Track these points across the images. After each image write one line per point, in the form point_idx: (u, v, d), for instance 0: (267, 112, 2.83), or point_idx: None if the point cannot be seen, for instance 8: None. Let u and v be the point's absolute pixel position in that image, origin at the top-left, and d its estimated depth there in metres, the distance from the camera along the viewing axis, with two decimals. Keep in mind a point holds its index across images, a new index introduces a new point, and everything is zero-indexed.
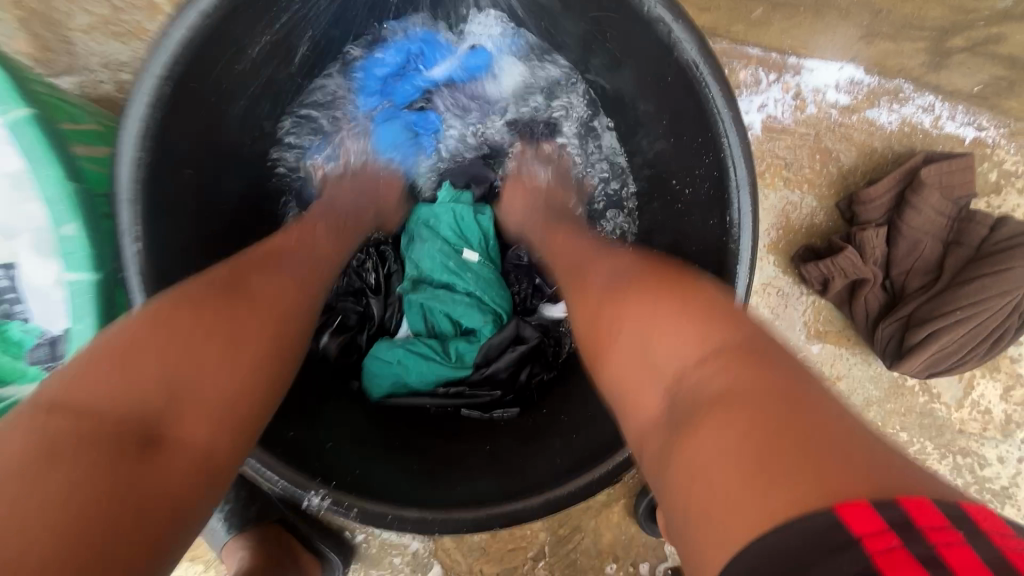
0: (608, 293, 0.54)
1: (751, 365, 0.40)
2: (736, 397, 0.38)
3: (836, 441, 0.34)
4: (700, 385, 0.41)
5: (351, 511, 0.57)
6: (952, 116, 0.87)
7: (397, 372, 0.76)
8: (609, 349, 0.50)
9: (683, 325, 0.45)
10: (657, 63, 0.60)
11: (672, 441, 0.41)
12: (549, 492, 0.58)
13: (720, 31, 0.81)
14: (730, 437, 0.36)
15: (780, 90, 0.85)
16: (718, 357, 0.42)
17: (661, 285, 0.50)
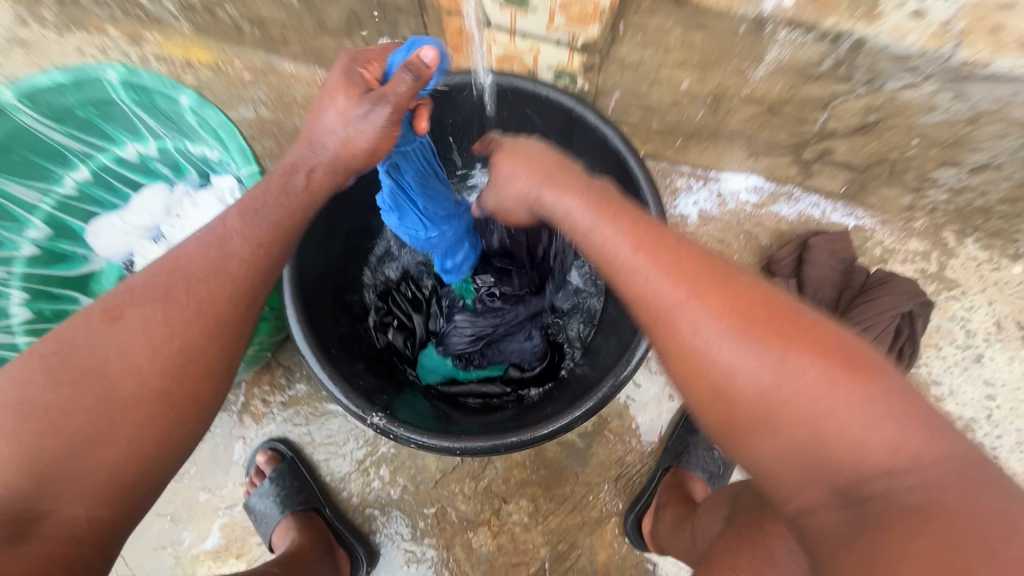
0: (736, 331, 0.55)
1: (958, 473, 0.47)
2: (937, 514, 0.46)
3: (1022, 542, 0.43)
4: (887, 491, 0.48)
5: (399, 431, 0.85)
6: (835, 210, 1.24)
7: (445, 372, 1.08)
8: (755, 430, 0.54)
9: (863, 424, 0.49)
10: (603, 152, 1.00)
11: (841, 555, 0.49)
12: (540, 426, 0.85)
13: (659, 154, 1.23)
14: (910, 559, 0.45)
15: (707, 192, 1.25)
16: (922, 465, 0.48)
17: (810, 351, 0.52)
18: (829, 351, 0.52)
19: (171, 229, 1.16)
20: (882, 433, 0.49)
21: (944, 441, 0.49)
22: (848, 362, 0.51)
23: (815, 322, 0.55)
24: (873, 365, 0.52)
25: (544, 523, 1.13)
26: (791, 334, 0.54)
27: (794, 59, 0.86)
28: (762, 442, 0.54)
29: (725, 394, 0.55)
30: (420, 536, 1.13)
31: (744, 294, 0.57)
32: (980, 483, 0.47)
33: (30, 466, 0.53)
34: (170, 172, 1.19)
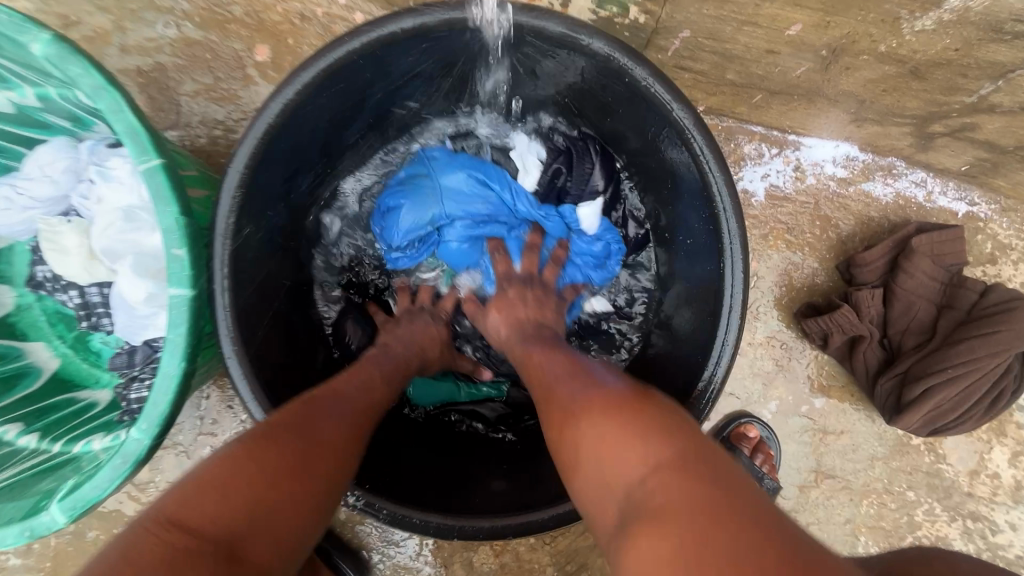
0: (575, 394, 0.60)
1: (683, 476, 0.46)
2: (666, 509, 0.44)
3: (751, 537, 0.40)
4: (650, 490, 0.46)
5: (386, 509, 0.67)
6: (944, 192, 0.95)
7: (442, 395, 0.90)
8: (586, 459, 0.54)
9: (623, 435, 0.52)
10: (664, 133, 0.69)
11: (620, 553, 0.45)
12: (558, 507, 0.68)
13: (726, 111, 0.92)
14: (661, 547, 0.41)
15: (781, 163, 0.96)
16: (660, 462, 0.48)
17: (615, 407, 0.55)
18: (626, 399, 0.56)
19: (82, 204, 0.89)
20: (637, 446, 0.50)
21: (705, 457, 0.48)
22: (635, 406, 0.55)
23: (631, 390, 0.58)
24: (684, 425, 0.53)
25: (553, 544, 1.03)
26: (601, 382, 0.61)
27: (991, 9, 0.56)
28: (579, 464, 0.55)
29: (569, 416, 0.58)
30: (417, 554, 1.03)
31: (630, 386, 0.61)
32: (709, 481, 0.45)
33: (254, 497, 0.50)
34: (68, 124, 0.89)
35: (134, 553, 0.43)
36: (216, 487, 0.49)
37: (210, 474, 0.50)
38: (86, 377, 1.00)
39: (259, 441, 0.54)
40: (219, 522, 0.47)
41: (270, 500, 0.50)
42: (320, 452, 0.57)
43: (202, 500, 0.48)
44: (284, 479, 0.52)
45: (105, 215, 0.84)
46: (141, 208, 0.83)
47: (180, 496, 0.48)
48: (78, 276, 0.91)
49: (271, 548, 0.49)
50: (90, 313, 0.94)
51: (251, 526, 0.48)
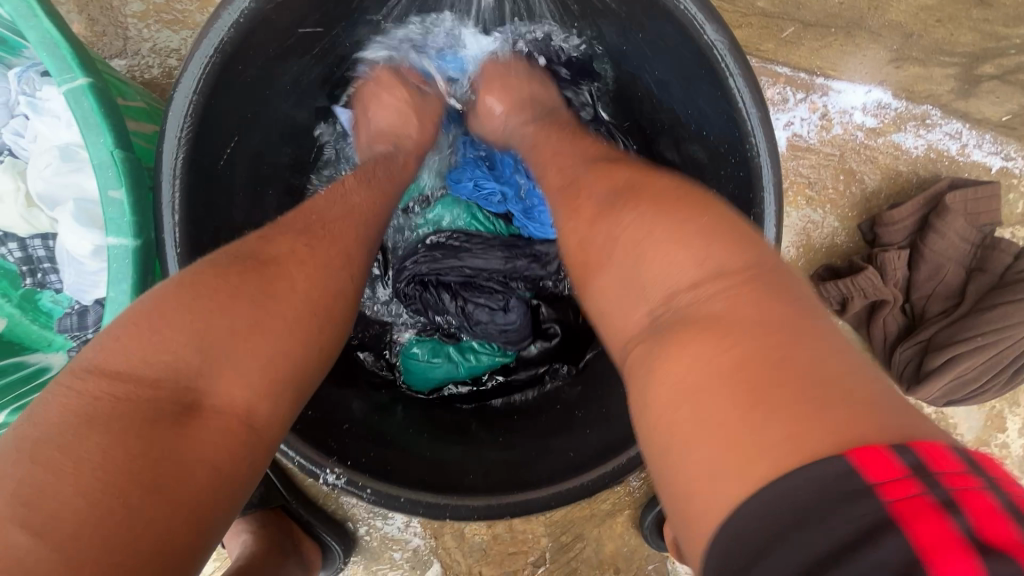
0: (603, 194, 0.52)
1: (759, 299, 0.39)
2: (724, 323, 0.39)
3: (829, 386, 0.34)
4: (705, 300, 0.41)
5: (367, 489, 0.60)
6: (979, 145, 0.87)
7: (441, 377, 0.83)
8: (617, 272, 0.47)
9: (676, 247, 0.44)
10: (687, 61, 0.59)
11: (653, 346, 0.42)
12: (560, 485, 0.62)
13: (751, 49, 0.81)
14: (723, 359, 0.37)
15: (807, 110, 0.85)
16: (726, 274, 0.42)
17: (686, 209, 0.46)
18: (677, 196, 0.47)
19: (16, 143, 0.78)
20: (685, 252, 0.43)
21: (768, 291, 0.40)
22: (688, 204, 0.46)
23: (685, 185, 0.49)
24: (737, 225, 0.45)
25: (548, 514, 0.99)
26: (674, 195, 0.48)
27: None
28: (603, 271, 0.48)
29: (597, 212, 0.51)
30: (405, 526, 0.99)
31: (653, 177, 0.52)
32: (785, 304, 0.39)
33: (198, 343, 0.43)
34: None
35: (58, 403, 0.39)
36: (165, 322, 0.43)
37: (154, 312, 0.44)
38: (36, 341, 0.90)
39: (212, 269, 0.47)
40: (169, 371, 0.42)
41: (237, 338, 0.44)
42: (288, 283, 0.48)
43: (138, 341, 0.42)
44: (227, 334, 0.44)
45: (39, 156, 0.73)
46: (81, 147, 0.72)
47: (120, 343, 0.42)
48: (17, 227, 0.80)
49: (234, 406, 0.43)
50: (34, 269, 0.84)
51: (205, 382, 0.42)
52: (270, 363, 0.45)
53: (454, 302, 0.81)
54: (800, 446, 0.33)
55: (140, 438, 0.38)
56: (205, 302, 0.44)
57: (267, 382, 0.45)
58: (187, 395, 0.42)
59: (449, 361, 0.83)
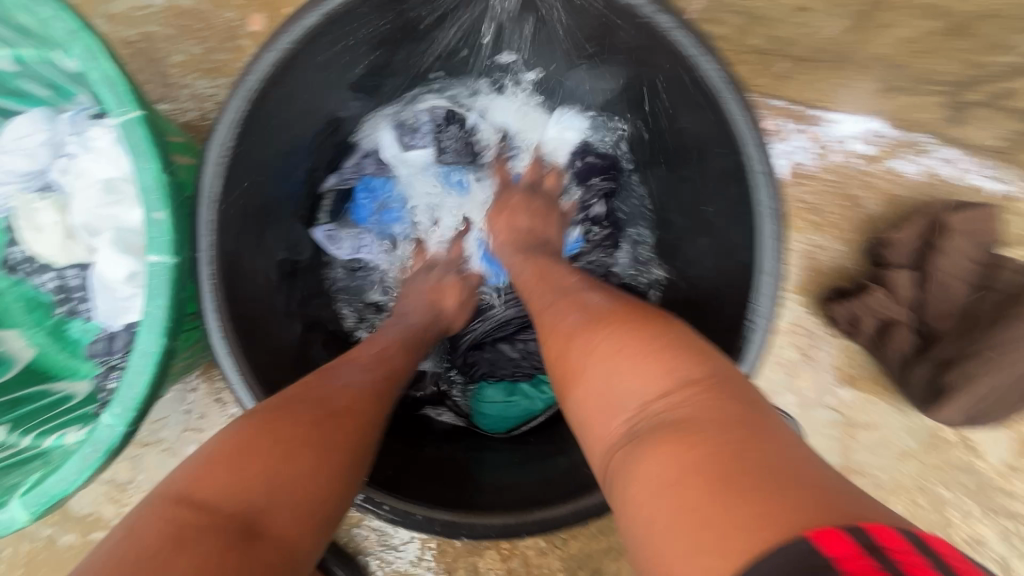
0: (577, 316, 0.58)
1: (712, 398, 0.45)
2: (688, 429, 0.44)
3: (779, 475, 0.39)
4: (671, 410, 0.46)
5: (382, 508, 0.60)
6: (975, 170, 0.90)
7: (521, 414, 0.81)
8: (593, 383, 0.52)
9: (637, 363, 0.50)
10: (687, 94, 0.63)
11: (631, 454, 0.46)
12: (582, 501, 0.61)
13: (747, 84, 0.85)
14: (682, 461, 0.42)
15: (806, 139, 0.89)
16: (687, 382, 0.47)
17: (650, 326, 0.53)
18: (649, 314, 0.55)
19: (60, 180, 0.83)
20: (650, 364, 0.49)
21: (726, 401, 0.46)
22: (648, 322, 0.53)
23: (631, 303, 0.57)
24: (692, 340, 0.51)
25: (565, 548, 0.96)
26: (639, 316, 0.55)
27: None
28: (583, 385, 0.53)
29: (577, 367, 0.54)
30: (418, 560, 0.96)
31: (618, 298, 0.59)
32: (730, 407, 0.45)
33: (264, 471, 0.49)
34: (48, 93, 0.83)
35: (140, 526, 0.44)
36: (230, 456, 0.49)
37: (233, 443, 0.51)
38: (62, 369, 0.93)
39: (282, 407, 0.55)
40: (242, 501, 0.47)
41: (289, 475, 0.50)
42: (339, 424, 0.56)
43: (209, 475, 0.48)
44: (274, 463, 0.50)
45: (86, 189, 0.78)
46: (122, 181, 0.77)
47: (195, 475, 0.48)
48: (57, 257, 0.85)
49: (292, 517, 0.49)
50: (67, 298, 0.88)
51: (268, 501, 0.48)
52: (313, 489, 0.51)
53: (511, 345, 0.86)
54: (743, 536, 0.36)
55: (197, 538, 0.43)
56: (269, 432, 0.52)
57: (314, 514, 0.50)
58: (241, 511, 0.46)
59: (524, 396, 0.82)
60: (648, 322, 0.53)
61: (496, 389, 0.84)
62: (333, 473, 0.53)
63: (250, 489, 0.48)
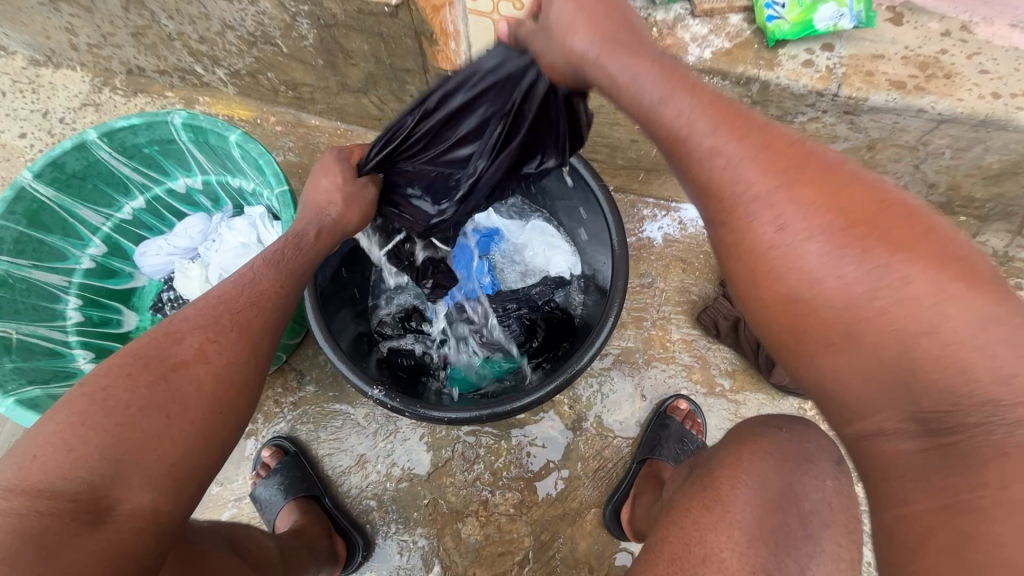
0: (794, 213, 0.58)
1: (1020, 360, 0.51)
2: (955, 428, 0.54)
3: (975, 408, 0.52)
4: (930, 363, 0.53)
5: (395, 402, 0.99)
6: None
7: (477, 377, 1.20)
8: (828, 346, 0.57)
9: (966, 335, 0.51)
10: (583, 192, 1.12)
11: (856, 410, 0.58)
12: (521, 399, 0.99)
13: (627, 188, 1.45)
14: (907, 461, 0.57)
15: (670, 219, 1.44)
16: (970, 358, 0.52)
17: (886, 237, 0.55)
18: (857, 213, 0.56)
19: (207, 250, 1.36)
20: (936, 303, 0.52)
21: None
22: (866, 220, 0.56)
23: (855, 181, 0.58)
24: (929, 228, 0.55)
25: (530, 513, 1.22)
26: (835, 186, 0.58)
27: None
28: (820, 356, 0.58)
29: (684, 141, 0.63)
30: (414, 526, 1.22)
31: (795, 154, 0.60)
32: (999, 326, 0.52)
33: (111, 447, 0.67)
34: (210, 203, 1.40)
35: None
36: (71, 444, 0.66)
37: (70, 429, 0.67)
38: None
39: (121, 379, 0.71)
40: (85, 484, 0.65)
41: (134, 439, 0.68)
42: (179, 396, 0.73)
43: (59, 459, 0.65)
44: (126, 429, 0.68)
45: (228, 251, 1.30)
46: (250, 244, 1.29)
47: (24, 469, 0.63)
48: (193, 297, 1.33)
49: (143, 479, 0.68)
50: None
51: (119, 472, 0.67)
52: (168, 451, 0.70)
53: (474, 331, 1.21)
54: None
55: (49, 519, 0.62)
56: (116, 412, 0.69)
57: (171, 474, 0.70)
58: (94, 480, 0.65)
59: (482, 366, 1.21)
60: (847, 192, 0.57)
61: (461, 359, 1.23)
62: (186, 424, 0.72)
63: (95, 465, 0.66)
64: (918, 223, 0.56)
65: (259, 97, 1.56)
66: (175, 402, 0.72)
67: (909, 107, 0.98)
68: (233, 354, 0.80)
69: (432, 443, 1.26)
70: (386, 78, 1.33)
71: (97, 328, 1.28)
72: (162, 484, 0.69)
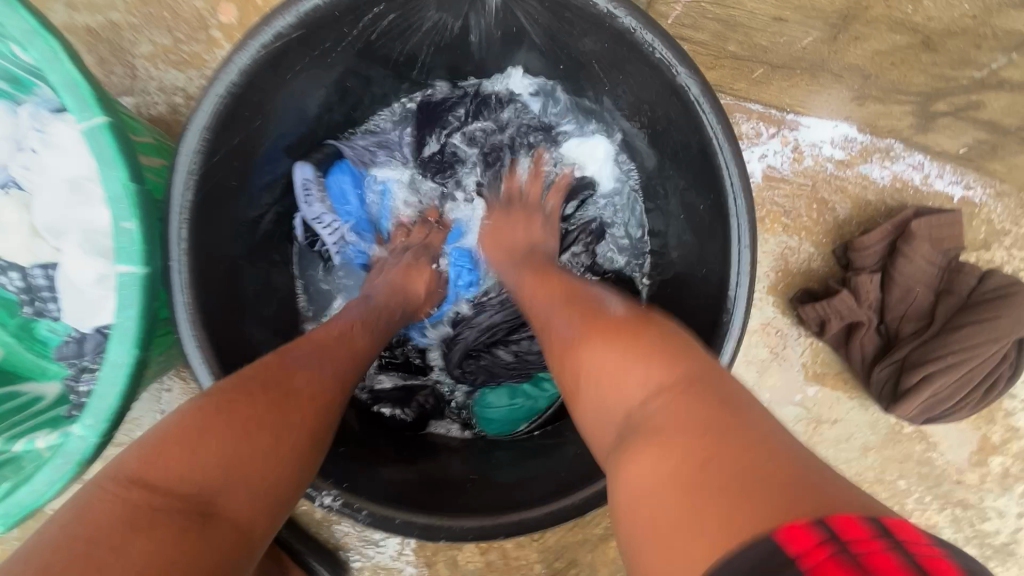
0: (566, 324, 0.61)
1: (685, 399, 0.46)
2: (665, 432, 0.44)
3: (761, 458, 0.39)
4: (657, 412, 0.47)
5: (361, 513, 0.61)
6: (941, 175, 0.93)
7: (525, 413, 0.83)
8: (586, 379, 0.55)
9: (632, 364, 0.51)
10: (666, 108, 0.65)
11: (624, 463, 0.47)
12: (551, 505, 0.63)
13: (725, 89, 0.86)
14: (663, 463, 0.42)
15: (779, 144, 0.91)
16: (659, 387, 0.48)
17: (611, 319, 0.57)
18: (615, 313, 0.58)
19: (21, 176, 0.80)
20: (639, 366, 0.51)
21: (717, 386, 0.47)
22: (631, 329, 0.55)
23: (627, 309, 0.59)
24: (675, 347, 0.52)
25: (543, 540, 0.99)
26: (607, 321, 0.57)
27: None
28: (583, 395, 0.56)
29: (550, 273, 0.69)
30: (398, 555, 0.98)
31: (597, 300, 0.62)
32: (711, 391, 0.46)
33: (223, 457, 0.48)
34: (5, 84, 0.79)
35: (95, 516, 0.42)
36: (180, 444, 0.47)
37: (177, 429, 0.48)
38: (31, 369, 0.91)
39: (239, 393, 0.52)
40: (195, 487, 0.46)
41: (245, 449, 0.49)
42: (293, 411, 0.54)
43: (161, 462, 0.46)
44: (246, 431, 0.50)
45: (49, 187, 0.76)
46: (88, 180, 0.75)
47: (150, 461, 0.46)
48: (21, 256, 0.82)
49: (249, 502, 0.48)
50: (34, 298, 0.86)
51: (229, 484, 0.47)
52: (273, 480, 0.50)
53: (506, 353, 0.84)
54: (724, 530, 0.36)
55: (114, 500, 0.43)
56: (230, 409, 0.51)
57: (267, 501, 0.49)
58: (198, 479, 0.46)
59: (526, 397, 0.83)
60: (607, 313, 0.59)
61: (492, 394, 0.84)
62: (302, 445, 0.54)
63: (208, 466, 0.47)
64: (628, 329, 0.55)
65: None
66: (285, 419, 0.53)
67: None
68: (336, 371, 0.61)
69: None
70: None
71: None
72: (270, 505, 0.50)
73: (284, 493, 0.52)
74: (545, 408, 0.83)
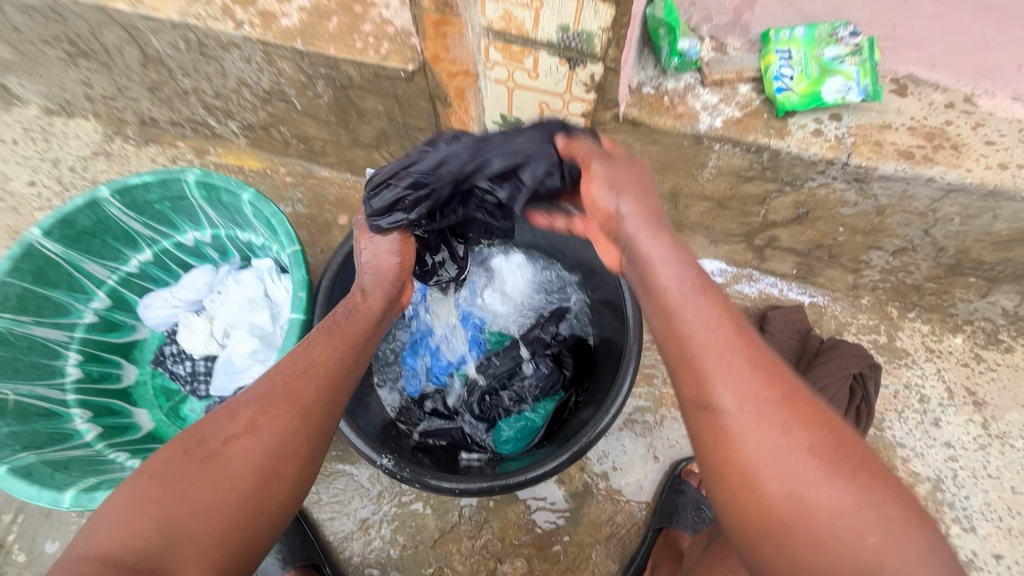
0: (723, 372, 0.63)
1: (859, 499, 0.57)
2: (832, 526, 0.57)
3: (897, 556, 0.55)
4: (826, 499, 0.57)
5: (404, 470, 0.96)
6: (791, 289, 1.41)
7: (530, 430, 1.16)
8: (763, 451, 0.60)
9: (805, 458, 0.59)
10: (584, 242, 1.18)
11: (789, 542, 0.58)
12: (532, 471, 0.97)
13: None
14: (821, 556, 0.56)
15: None
16: (832, 478, 0.58)
17: (788, 403, 0.62)
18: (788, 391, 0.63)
19: (211, 302, 1.32)
20: (811, 461, 0.59)
21: (872, 469, 0.60)
22: (797, 406, 0.62)
23: (798, 399, 0.62)
24: (847, 441, 0.61)
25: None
26: (796, 405, 0.62)
27: (729, 165, 1.10)
28: (748, 463, 0.60)
29: (680, 335, 0.67)
30: None
31: (777, 377, 0.64)
32: (873, 484, 0.58)
33: (164, 520, 0.62)
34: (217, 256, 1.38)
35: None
36: (131, 514, 0.62)
37: (136, 502, 0.63)
38: (172, 437, 1.27)
39: (184, 457, 0.67)
40: (142, 551, 0.60)
41: (185, 510, 0.63)
42: (226, 473, 0.67)
43: (117, 529, 0.61)
44: (183, 495, 0.64)
45: (235, 303, 1.28)
46: (258, 299, 1.28)
47: (103, 532, 0.61)
48: (197, 349, 1.28)
49: (193, 554, 0.62)
50: (194, 381, 1.29)
51: (171, 543, 0.61)
52: (216, 529, 0.64)
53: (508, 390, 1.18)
54: None
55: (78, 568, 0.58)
56: (171, 481, 0.65)
57: (215, 550, 0.64)
58: (144, 542, 0.61)
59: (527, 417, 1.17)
60: (758, 368, 0.64)
61: (503, 422, 1.17)
62: (243, 491, 0.67)
63: (153, 531, 0.61)
64: (798, 413, 0.62)
65: (270, 149, 1.58)
66: (221, 477, 0.66)
67: (917, 176, 1.00)
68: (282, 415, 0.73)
69: (437, 507, 1.22)
70: (398, 135, 1.35)
71: (97, 383, 1.24)
72: (220, 548, 0.64)
73: (234, 539, 0.66)
74: (543, 424, 1.16)
